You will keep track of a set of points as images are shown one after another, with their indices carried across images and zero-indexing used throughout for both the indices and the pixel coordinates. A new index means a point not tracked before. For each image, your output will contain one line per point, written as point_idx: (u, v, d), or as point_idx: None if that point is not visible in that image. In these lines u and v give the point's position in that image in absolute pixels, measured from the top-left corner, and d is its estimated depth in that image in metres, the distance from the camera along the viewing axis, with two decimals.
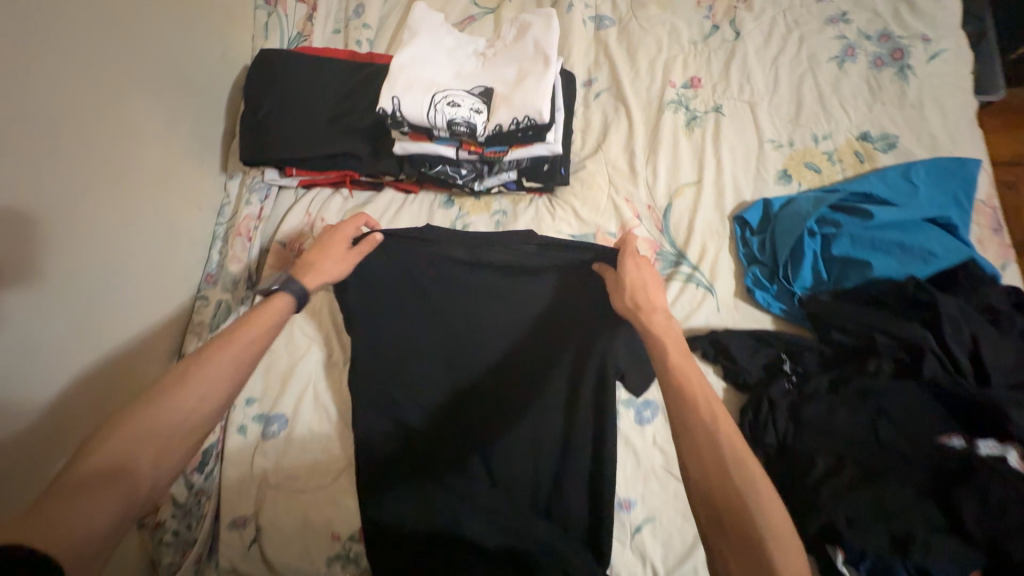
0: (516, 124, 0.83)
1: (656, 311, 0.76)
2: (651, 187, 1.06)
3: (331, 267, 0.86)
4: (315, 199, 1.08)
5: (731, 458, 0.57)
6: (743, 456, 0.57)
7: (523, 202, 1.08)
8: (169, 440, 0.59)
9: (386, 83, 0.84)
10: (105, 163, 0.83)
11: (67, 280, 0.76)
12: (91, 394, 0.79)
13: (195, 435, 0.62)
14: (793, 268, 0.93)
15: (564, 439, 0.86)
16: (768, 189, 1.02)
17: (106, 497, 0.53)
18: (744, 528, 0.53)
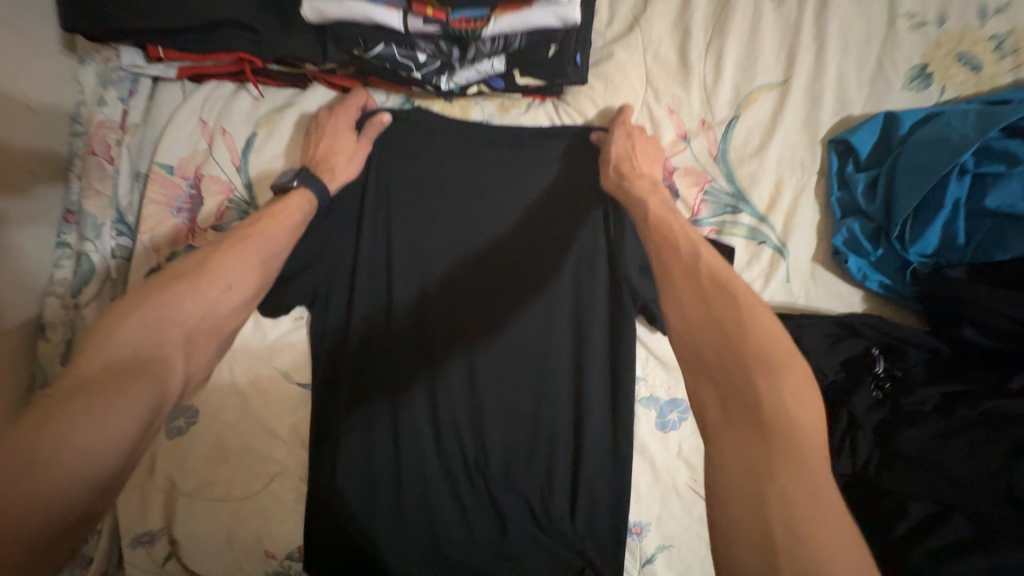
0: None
1: (643, 178, 0.62)
2: (710, 89, 0.70)
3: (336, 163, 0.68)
4: (210, 99, 0.74)
5: (728, 299, 0.44)
6: (724, 301, 0.44)
7: (517, 109, 0.73)
8: (195, 328, 0.49)
9: None
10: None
11: None
12: None
13: (220, 327, 0.52)
14: (914, 225, 0.62)
15: (555, 429, 0.70)
16: (890, 98, 0.66)
17: (132, 387, 0.41)
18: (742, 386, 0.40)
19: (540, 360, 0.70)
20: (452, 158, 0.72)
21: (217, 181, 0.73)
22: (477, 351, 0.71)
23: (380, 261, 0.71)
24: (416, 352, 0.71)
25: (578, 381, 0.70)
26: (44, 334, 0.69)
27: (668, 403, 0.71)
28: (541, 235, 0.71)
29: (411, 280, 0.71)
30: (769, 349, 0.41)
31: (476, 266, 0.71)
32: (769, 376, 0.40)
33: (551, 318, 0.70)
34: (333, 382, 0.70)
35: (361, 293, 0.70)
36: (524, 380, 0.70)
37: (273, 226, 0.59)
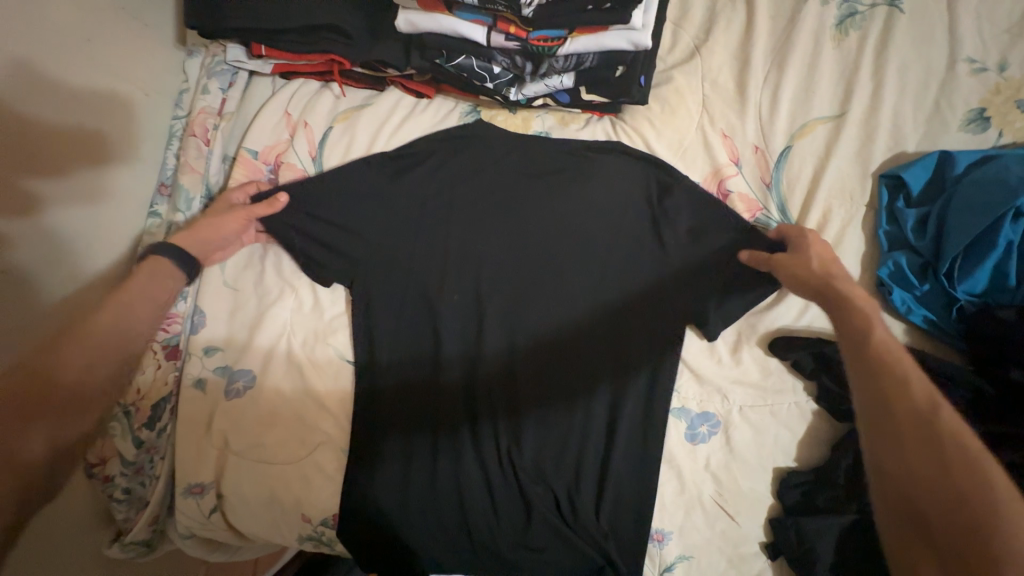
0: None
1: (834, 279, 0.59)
2: (765, 118, 0.73)
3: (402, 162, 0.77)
4: (297, 94, 0.81)
5: (931, 454, 0.44)
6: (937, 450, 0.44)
7: (576, 123, 0.78)
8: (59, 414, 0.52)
9: None
10: (20, 61, 0.60)
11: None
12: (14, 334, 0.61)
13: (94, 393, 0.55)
14: (963, 263, 0.63)
15: (586, 427, 0.73)
16: (945, 138, 0.68)
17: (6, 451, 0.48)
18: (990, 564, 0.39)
19: (578, 357, 0.75)
20: (514, 164, 0.77)
21: (293, 169, 0.79)
22: (521, 349, 0.76)
23: (437, 257, 0.77)
24: (461, 343, 0.77)
25: (609, 384, 0.74)
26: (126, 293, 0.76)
27: (699, 415, 0.73)
28: (590, 242, 0.75)
29: (461, 276, 0.77)
30: (993, 497, 0.41)
31: (526, 268, 0.76)
32: (1002, 532, 0.39)
33: (590, 319, 0.75)
34: (384, 361, 0.77)
35: (418, 283, 0.77)
36: (560, 377, 0.75)
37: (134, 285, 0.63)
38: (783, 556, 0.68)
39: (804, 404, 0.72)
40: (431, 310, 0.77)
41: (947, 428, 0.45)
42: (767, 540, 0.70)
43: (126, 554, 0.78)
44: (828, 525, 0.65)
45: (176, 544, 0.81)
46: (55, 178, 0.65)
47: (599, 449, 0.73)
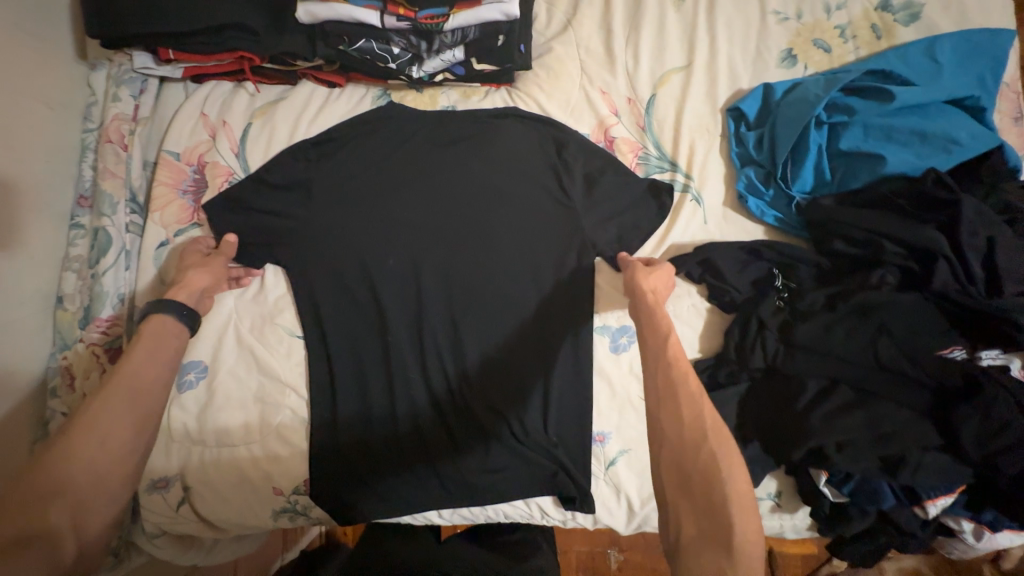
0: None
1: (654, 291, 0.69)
2: (632, 74, 0.87)
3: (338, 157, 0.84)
4: (211, 96, 0.86)
5: (691, 409, 0.54)
6: (700, 407, 0.54)
7: (477, 95, 0.88)
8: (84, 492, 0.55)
9: None
10: None
11: None
12: None
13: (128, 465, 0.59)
14: (793, 168, 0.80)
15: (525, 356, 0.83)
16: (768, 73, 0.85)
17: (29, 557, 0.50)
18: (711, 488, 0.49)
19: (510, 298, 0.84)
20: (429, 136, 0.86)
21: (220, 168, 0.84)
22: (458, 299, 0.84)
23: (370, 230, 0.84)
24: (403, 304, 0.84)
25: (539, 316, 0.84)
26: (60, 302, 0.79)
27: (618, 329, 0.85)
28: (505, 195, 0.85)
29: (396, 244, 0.84)
30: (706, 440, 0.52)
31: (450, 227, 0.85)
32: (707, 466, 0.50)
33: (515, 263, 0.85)
34: (335, 331, 0.83)
35: (356, 256, 0.84)
36: (496, 318, 0.84)
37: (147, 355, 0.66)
38: None
39: (699, 304, 0.84)
40: (372, 279, 0.84)
41: (688, 392, 0.55)
42: None
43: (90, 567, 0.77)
44: (729, 395, 0.77)
45: (145, 548, 0.82)
46: None
47: (539, 375, 0.83)
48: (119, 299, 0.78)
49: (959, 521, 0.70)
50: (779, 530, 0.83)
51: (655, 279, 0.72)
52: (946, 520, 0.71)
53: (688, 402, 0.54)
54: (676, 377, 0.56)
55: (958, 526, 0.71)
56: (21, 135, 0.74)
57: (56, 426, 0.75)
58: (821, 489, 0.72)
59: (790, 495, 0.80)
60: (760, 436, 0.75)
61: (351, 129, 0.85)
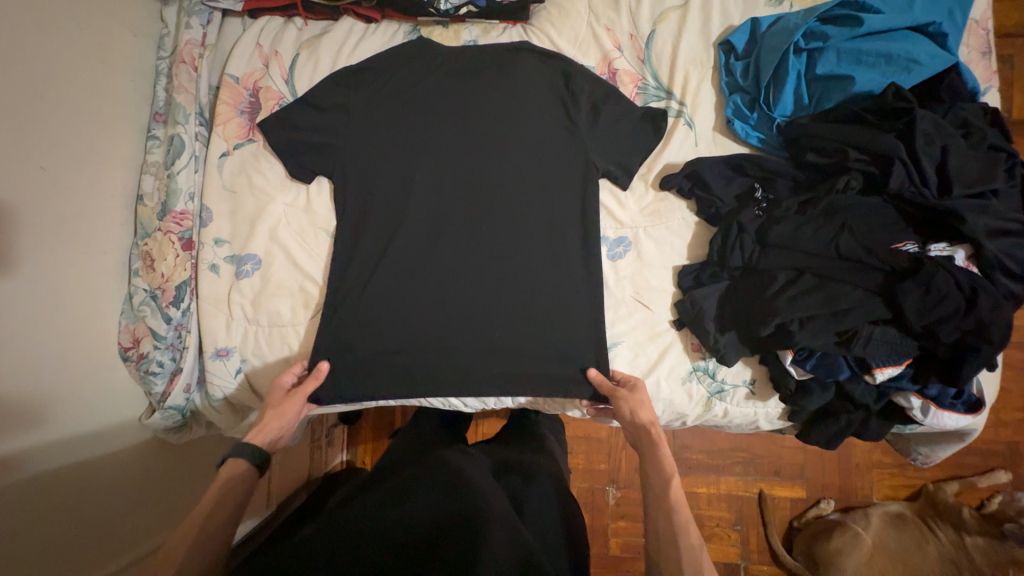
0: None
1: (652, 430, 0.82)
2: (634, 13, 0.98)
3: (375, 85, 0.97)
4: (266, 29, 0.99)
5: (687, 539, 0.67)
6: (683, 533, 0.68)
7: (496, 31, 0.99)
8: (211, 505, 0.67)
9: None
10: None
11: (32, 107, 0.75)
12: (60, 216, 0.79)
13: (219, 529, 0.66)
14: (774, 92, 0.90)
15: (532, 261, 0.95)
16: (757, 11, 0.95)
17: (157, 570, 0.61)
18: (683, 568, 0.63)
19: (522, 210, 0.95)
20: (454, 67, 0.97)
21: (272, 92, 0.98)
22: (477, 212, 0.96)
23: (400, 151, 0.96)
24: (428, 216, 0.95)
25: (547, 226, 0.95)
26: (142, 198, 0.94)
27: (615, 241, 0.97)
28: (520, 119, 0.96)
29: (424, 164, 0.96)
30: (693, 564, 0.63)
31: (471, 148, 0.96)
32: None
33: (527, 179, 0.96)
34: (367, 238, 0.95)
35: (388, 173, 0.96)
36: (508, 229, 0.95)
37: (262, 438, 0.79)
38: (685, 324, 0.92)
39: (689, 218, 0.96)
40: (403, 193, 0.96)
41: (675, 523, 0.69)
42: (675, 318, 0.94)
43: (165, 421, 0.93)
44: (711, 290, 0.89)
45: (207, 413, 0.98)
46: (60, 142, 0.79)
47: (548, 279, 0.94)
48: (190, 197, 0.93)
49: (908, 397, 0.81)
50: (755, 418, 0.95)
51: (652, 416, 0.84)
52: (898, 399, 0.83)
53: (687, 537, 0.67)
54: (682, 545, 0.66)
55: (907, 402, 0.82)
56: (113, 54, 0.89)
57: (139, 298, 0.91)
58: (787, 367, 0.83)
59: (763, 385, 0.92)
60: (736, 323, 0.86)
61: (385, 58, 0.97)
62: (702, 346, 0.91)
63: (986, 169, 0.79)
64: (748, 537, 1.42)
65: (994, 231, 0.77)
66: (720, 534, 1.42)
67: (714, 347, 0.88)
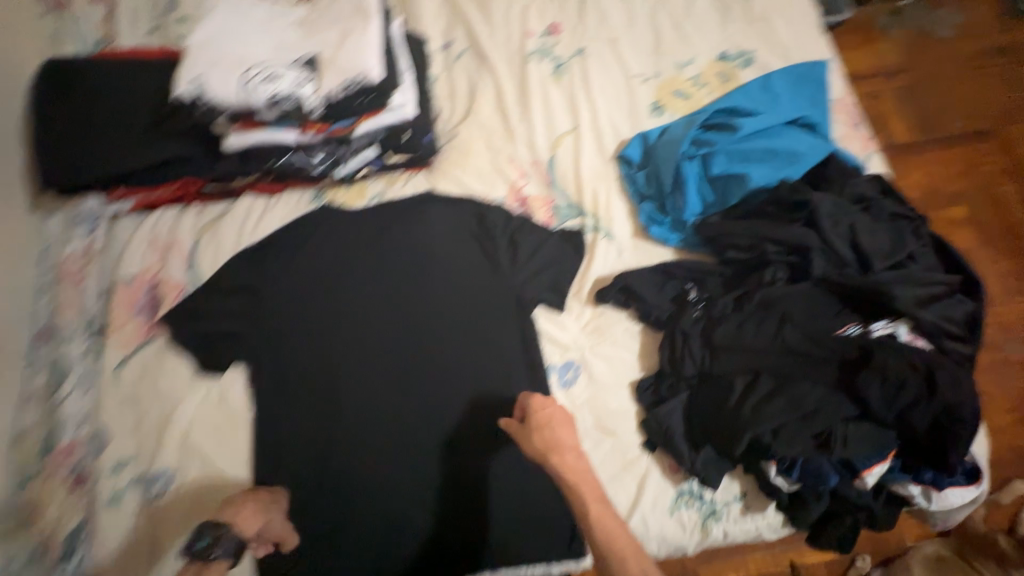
0: (347, 89, 0.72)
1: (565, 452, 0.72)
2: (531, 142, 1.01)
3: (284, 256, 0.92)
4: (159, 222, 0.94)
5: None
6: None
7: (400, 182, 0.99)
8: None
9: (185, 64, 0.73)
10: None
11: None
12: None
13: None
14: (680, 195, 0.91)
15: (472, 406, 0.87)
16: (644, 123, 1.00)
17: None
18: None
19: (458, 357, 0.89)
20: (364, 221, 0.95)
21: (171, 283, 0.91)
22: (408, 366, 0.88)
23: (322, 315, 0.90)
24: (359, 376, 0.87)
25: (488, 368, 0.89)
26: (19, 436, 0.80)
27: (563, 366, 0.91)
28: (440, 262, 0.94)
29: (352, 319, 0.90)
30: None
31: (392, 299, 0.92)
32: None
33: (457, 321, 0.91)
34: (294, 421, 0.85)
35: (308, 336, 0.89)
36: (445, 380, 0.88)
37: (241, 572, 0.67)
38: (657, 446, 0.84)
39: (632, 327, 0.92)
40: (329, 355, 0.88)
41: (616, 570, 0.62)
42: (645, 440, 0.86)
43: None
44: (674, 405, 0.83)
45: None
46: None
47: (501, 425, 0.86)
48: (80, 423, 0.82)
49: (907, 485, 0.74)
50: (756, 533, 0.84)
51: (565, 433, 0.74)
52: (896, 489, 0.75)
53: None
54: None
55: (908, 491, 0.75)
56: None
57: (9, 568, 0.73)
58: (774, 480, 0.76)
59: (756, 497, 0.83)
60: (709, 438, 0.79)
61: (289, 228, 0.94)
62: (681, 468, 0.82)
63: (894, 239, 0.81)
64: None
65: (923, 300, 0.77)
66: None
67: (693, 470, 0.79)
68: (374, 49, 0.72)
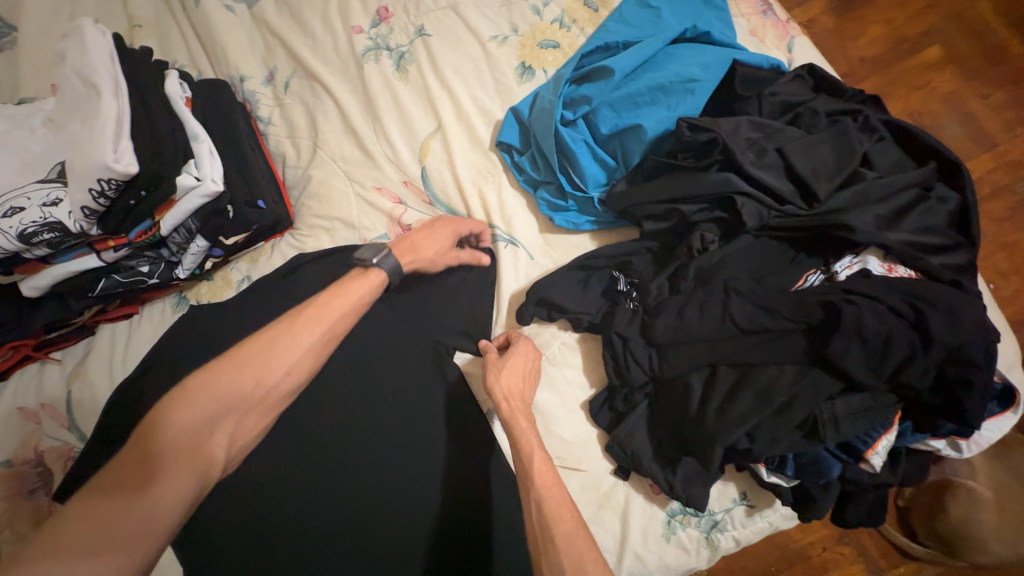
0: (103, 196, 0.57)
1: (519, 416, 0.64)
2: (395, 160, 0.84)
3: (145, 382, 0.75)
4: (20, 386, 0.82)
5: (566, 535, 0.54)
6: (554, 521, 0.54)
7: (264, 254, 0.81)
8: (202, 429, 0.50)
9: None
10: None
11: None
12: None
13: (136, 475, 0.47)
14: (575, 171, 0.75)
15: (422, 489, 0.67)
16: (515, 95, 0.83)
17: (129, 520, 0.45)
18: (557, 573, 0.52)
19: (403, 467, 0.68)
20: (214, 318, 0.70)
21: (55, 450, 0.78)
22: (346, 462, 0.67)
23: (233, 497, 0.63)
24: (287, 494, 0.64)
25: (426, 452, 0.69)
26: None
27: None
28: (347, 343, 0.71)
29: (273, 489, 0.64)
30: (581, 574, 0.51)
31: (314, 441, 0.67)
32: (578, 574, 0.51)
33: (390, 420, 0.69)
34: None
35: (199, 508, 0.63)
36: (397, 506, 0.66)
37: (342, 301, 0.60)
38: (630, 471, 0.71)
39: (569, 339, 0.77)
40: (250, 535, 0.63)
41: (548, 511, 0.55)
42: (616, 465, 0.73)
43: None
44: (634, 421, 0.70)
45: None
46: None
47: (462, 520, 0.67)
48: None
49: (928, 441, 0.61)
50: (772, 528, 0.72)
51: (516, 375, 0.68)
52: (917, 447, 0.62)
53: (571, 542, 0.53)
54: (561, 541, 0.53)
55: (932, 446, 0.62)
56: None
57: None
58: (769, 481, 0.63)
59: (758, 492, 0.71)
60: (681, 451, 0.66)
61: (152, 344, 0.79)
62: (662, 490, 0.71)
63: (839, 148, 0.64)
64: (865, 545, 1.01)
65: (891, 217, 0.61)
66: (835, 558, 1.00)
67: (673, 495, 0.66)
68: (114, 135, 0.57)
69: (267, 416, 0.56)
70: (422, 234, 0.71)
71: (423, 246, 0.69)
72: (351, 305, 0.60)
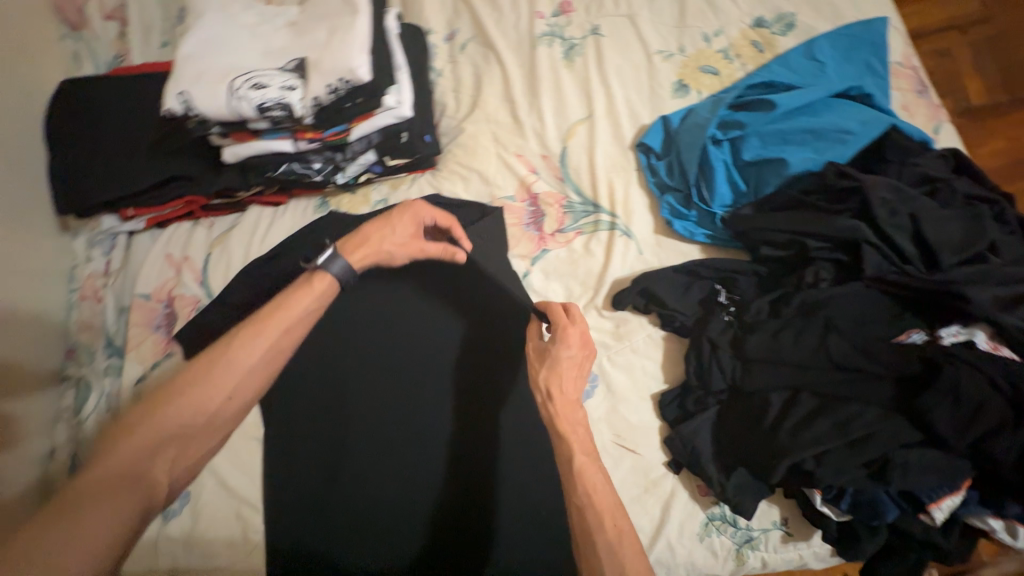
0: (334, 93, 0.69)
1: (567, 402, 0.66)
2: (541, 134, 0.92)
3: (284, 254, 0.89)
4: (173, 237, 0.91)
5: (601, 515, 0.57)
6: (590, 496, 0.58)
7: (405, 184, 0.86)
8: (143, 457, 0.55)
9: (172, 76, 0.70)
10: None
11: None
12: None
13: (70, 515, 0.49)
14: (706, 186, 0.82)
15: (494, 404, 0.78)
16: (666, 106, 0.90)
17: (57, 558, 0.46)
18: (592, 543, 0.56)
19: (479, 388, 0.78)
20: None
21: (187, 299, 0.85)
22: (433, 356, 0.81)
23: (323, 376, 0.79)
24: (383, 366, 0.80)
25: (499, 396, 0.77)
26: (55, 454, 0.79)
27: None
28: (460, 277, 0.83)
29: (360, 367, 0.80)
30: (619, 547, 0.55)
31: (412, 333, 0.82)
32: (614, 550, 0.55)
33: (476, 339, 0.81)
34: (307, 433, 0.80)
35: None
36: (397, 477, 0.75)
37: (294, 311, 0.65)
38: (683, 466, 0.76)
39: (655, 334, 0.83)
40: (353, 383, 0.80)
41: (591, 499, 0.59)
42: (670, 458, 0.78)
43: None
44: (702, 422, 0.74)
45: None
46: None
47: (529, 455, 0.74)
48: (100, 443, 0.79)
49: (985, 519, 0.63)
50: (799, 562, 0.76)
51: (568, 376, 0.68)
52: (973, 522, 0.64)
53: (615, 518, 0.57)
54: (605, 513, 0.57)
55: (986, 524, 0.63)
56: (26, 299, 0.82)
57: None
58: (820, 509, 0.66)
59: (800, 522, 0.75)
60: (743, 460, 0.70)
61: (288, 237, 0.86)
62: (710, 491, 0.75)
63: (969, 227, 0.68)
64: None
65: (1009, 301, 0.64)
66: None
67: (722, 497, 0.71)
68: (359, 48, 0.68)
69: (208, 442, 0.60)
70: (377, 225, 0.72)
71: (376, 237, 0.71)
72: (287, 317, 0.64)
